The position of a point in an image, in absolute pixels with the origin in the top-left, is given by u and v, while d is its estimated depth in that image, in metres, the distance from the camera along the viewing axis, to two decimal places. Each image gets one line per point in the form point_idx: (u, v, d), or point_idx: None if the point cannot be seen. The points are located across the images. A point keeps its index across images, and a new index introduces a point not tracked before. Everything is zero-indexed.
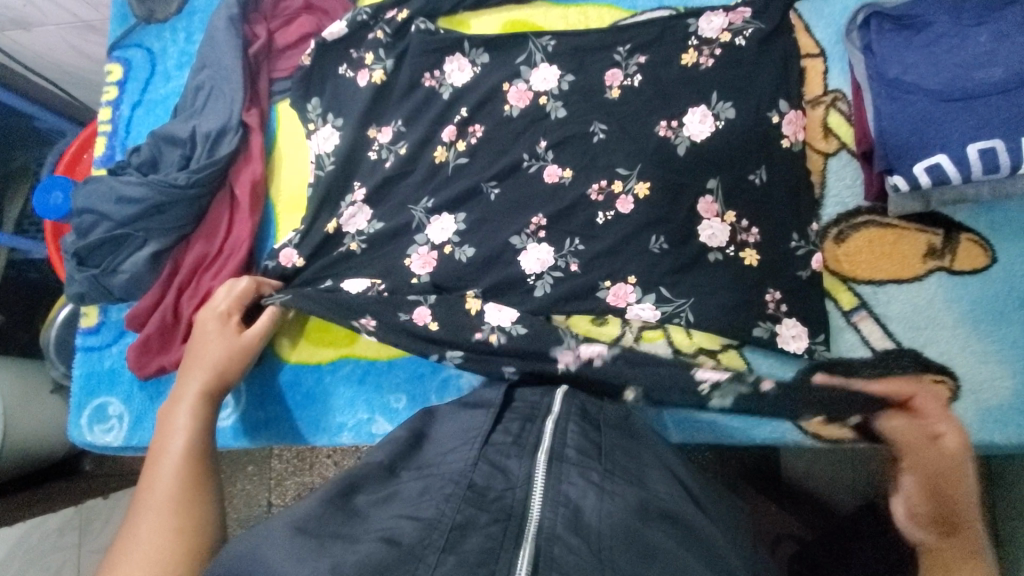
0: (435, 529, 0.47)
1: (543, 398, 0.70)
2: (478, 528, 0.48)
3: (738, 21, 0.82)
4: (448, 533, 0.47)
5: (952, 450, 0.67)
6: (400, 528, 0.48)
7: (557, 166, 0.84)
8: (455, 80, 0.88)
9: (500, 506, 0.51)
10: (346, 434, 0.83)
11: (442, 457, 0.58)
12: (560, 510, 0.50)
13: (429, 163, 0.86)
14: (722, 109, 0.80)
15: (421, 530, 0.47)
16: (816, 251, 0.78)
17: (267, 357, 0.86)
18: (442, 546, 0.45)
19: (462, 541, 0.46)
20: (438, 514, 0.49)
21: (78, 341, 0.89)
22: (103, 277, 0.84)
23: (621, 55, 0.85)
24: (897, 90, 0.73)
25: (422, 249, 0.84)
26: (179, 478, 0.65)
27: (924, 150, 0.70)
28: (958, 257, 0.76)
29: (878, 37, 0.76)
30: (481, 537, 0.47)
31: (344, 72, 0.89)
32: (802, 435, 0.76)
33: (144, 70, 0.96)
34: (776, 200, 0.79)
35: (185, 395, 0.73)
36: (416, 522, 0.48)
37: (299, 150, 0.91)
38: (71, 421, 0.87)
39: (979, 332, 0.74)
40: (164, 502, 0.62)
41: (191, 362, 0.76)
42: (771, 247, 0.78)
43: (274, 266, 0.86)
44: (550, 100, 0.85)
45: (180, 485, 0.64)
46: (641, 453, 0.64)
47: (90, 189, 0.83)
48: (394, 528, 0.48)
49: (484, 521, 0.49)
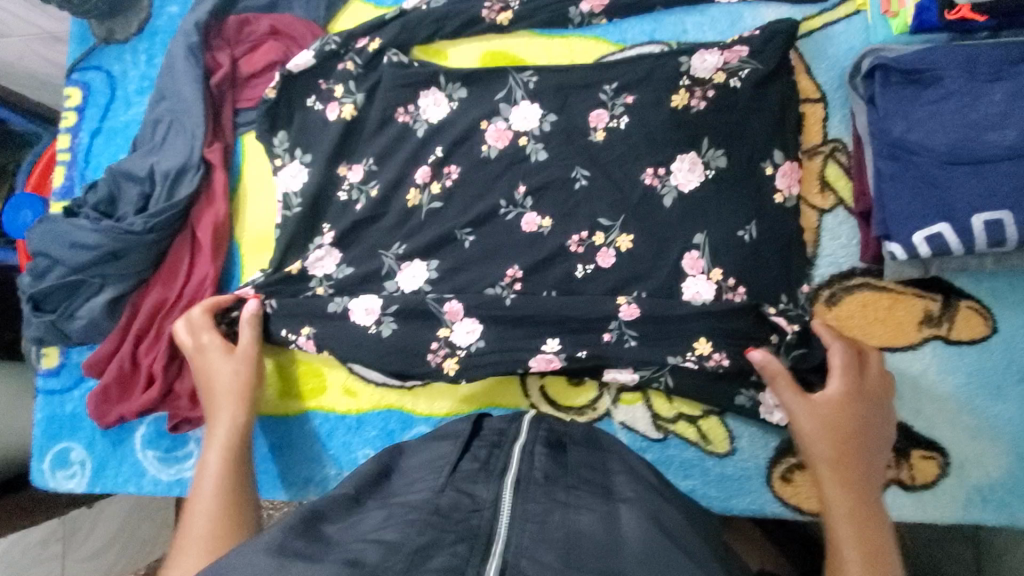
0: (398, 551, 0.39)
1: (511, 424, 0.60)
2: (443, 547, 0.40)
3: (734, 60, 0.75)
4: (412, 555, 0.39)
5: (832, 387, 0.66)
6: (366, 551, 0.40)
7: (535, 214, 0.78)
8: (430, 116, 0.82)
9: (466, 527, 0.42)
10: (313, 488, 0.81)
11: (407, 486, 0.50)
12: (527, 526, 0.43)
13: (401, 208, 0.80)
14: (713, 156, 0.74)
15: (385, 551, 0.40)
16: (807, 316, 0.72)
17: None
18: (405, 569, 0.38)
19: (427, 561, 0.38)
20: (402, 536, 0.41)
21: (38, 383, 0.86)
22: (60, 323, 0.81)
23: (608, 94, 0.78)
24: (899, 150, 0.67)
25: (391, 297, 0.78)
26: (218, 521, 0.60)
27: (926, 218, 0.65)
28: (956, 325, 0.72)
29: (882, 90, 0.70)
30: (447, 556, 0.39)
31: (312, 104, 0.84)
32: (781, 507, 0.73)
33: (103, 95, 0.91)
34: (771, 260, 0.73)
35: (217, 440, 0.69)
36: (381, 544, 0.40)
37: (265, 187, 0.87)
38: (33, 465, 0.85)
39: (975, 407, 0.71)
40: (204, 544, 0.57)
41: (219, 398, 0.73)
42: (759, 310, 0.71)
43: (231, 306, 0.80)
44: (530, 141, 0.79)
45: (218, 527, 0.59)
46: (606, 463, 0.57)
47: (44, 230, 0.79)
48: (360, 550, 0.40)
49: (449, 540, 0.41)
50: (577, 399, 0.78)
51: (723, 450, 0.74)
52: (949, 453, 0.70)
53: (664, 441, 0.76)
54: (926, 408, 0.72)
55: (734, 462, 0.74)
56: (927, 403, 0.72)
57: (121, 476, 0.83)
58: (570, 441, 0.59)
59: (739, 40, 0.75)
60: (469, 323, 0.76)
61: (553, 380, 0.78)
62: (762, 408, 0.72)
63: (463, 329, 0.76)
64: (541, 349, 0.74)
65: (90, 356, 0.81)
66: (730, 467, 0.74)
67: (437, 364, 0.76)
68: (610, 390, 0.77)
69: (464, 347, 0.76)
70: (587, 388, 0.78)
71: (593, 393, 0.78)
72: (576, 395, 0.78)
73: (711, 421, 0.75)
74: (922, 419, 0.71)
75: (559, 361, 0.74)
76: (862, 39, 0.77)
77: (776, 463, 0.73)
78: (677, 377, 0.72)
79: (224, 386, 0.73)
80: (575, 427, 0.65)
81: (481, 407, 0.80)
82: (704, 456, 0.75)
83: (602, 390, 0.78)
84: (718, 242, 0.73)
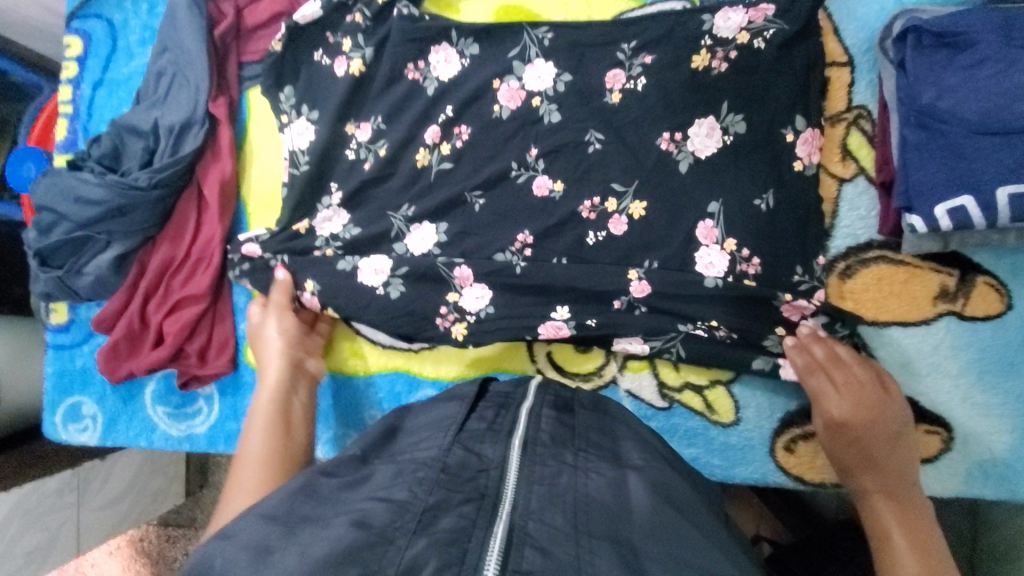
0: (407, 511, 0.40)
1: (517, 389, 0.59)
2: (451, 508, 0.40)
3: (759, 20, 0.71)
4: (420, 515, 0.39)
5: (844, 366, 0.68)
6: (372, 510, 0.40)
7: (547, 177, 0.76)
8: (441, 73, 0.79)
9: (474, 486, 0.43)
10: (320, 446, 0.83)
11: (414, 444, 0.48)
12: (536, 487, 0.43)
13: (410, 168, 0.79)
14: (732, 122, 0.72)
15: (392, 511, 0.40)
16: (821, 288, 0.71)
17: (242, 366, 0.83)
18: (413, 529, 0.38)
19: (434, 522, 0.39)
20: (410, 495, 0.41)
21: (47, 339, 0.87)
22: (67, 279, 0.80)
23: (626, 52, 0.74)
24: (928, 119, 0.65)
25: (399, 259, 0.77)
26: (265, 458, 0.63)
27: (949, 190, 0.63)
28: (971, 301, 0.71)
29: (914, 54, 0.67)
30: (454, 517, 0.40)
31: (320, 59, 0.81)
32: (783, 477, 0.74)
33: (104, 45, 0.88)
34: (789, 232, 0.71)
35: (260, 403, 0.69)
36: (387, 503, 0.40)
37: (271, 144, 0.85)
38: (46, 418, 0.86)
39: (982, 384, 0.70)
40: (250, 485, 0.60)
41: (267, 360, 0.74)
42: (771, 278, 0.70)
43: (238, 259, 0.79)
44: (544, 102, 0.76)
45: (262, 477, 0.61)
46: (614, 428, 0.56)
47: (49, 183, 0.79)
48: (367, 509, 0.40)
49: (456, 501, 0.41)
50: (584, 366, 0.78)
51: (728, 420, 0.75)
52: (955, 429, 0.71)
53: (669, 410, 0.76)
54: (933, 383, 0.71)
55: (738, 432, 0.75)
56: (938, 379, 0.71)
57: (133, 431, 0.85)
58: (578, 404, 0.59)
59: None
60: (479, 289, 0.75)
61: (560, 349, 0.78)
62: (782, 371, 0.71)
63: (474, 295, 0.75)
64: (551, 316, 0.74)
65: (98, 312, 0.82)
66: (735, 437, 0.75)
67: (446, 329, 0.76)
68: (617, 358, 0.77)
69: (474, 313, 0.75)
70: (593, 357, 0.78)
71: (599, 360, 0.78)
72: (582, 363, 0.78)
73: (718, 391, 0.75)
74: (929, 395, 0.71)
75: (567, 328, 0.73)
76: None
77: (781, 434, 0.74)
78: (689, 346, 0.72)
79: (273, 348, 0.74)
80: (583, 391, 0.65)
81: (488, 371, 0.80)
82: (709, 426, 0.75)
83: (609, 358, 0.77)
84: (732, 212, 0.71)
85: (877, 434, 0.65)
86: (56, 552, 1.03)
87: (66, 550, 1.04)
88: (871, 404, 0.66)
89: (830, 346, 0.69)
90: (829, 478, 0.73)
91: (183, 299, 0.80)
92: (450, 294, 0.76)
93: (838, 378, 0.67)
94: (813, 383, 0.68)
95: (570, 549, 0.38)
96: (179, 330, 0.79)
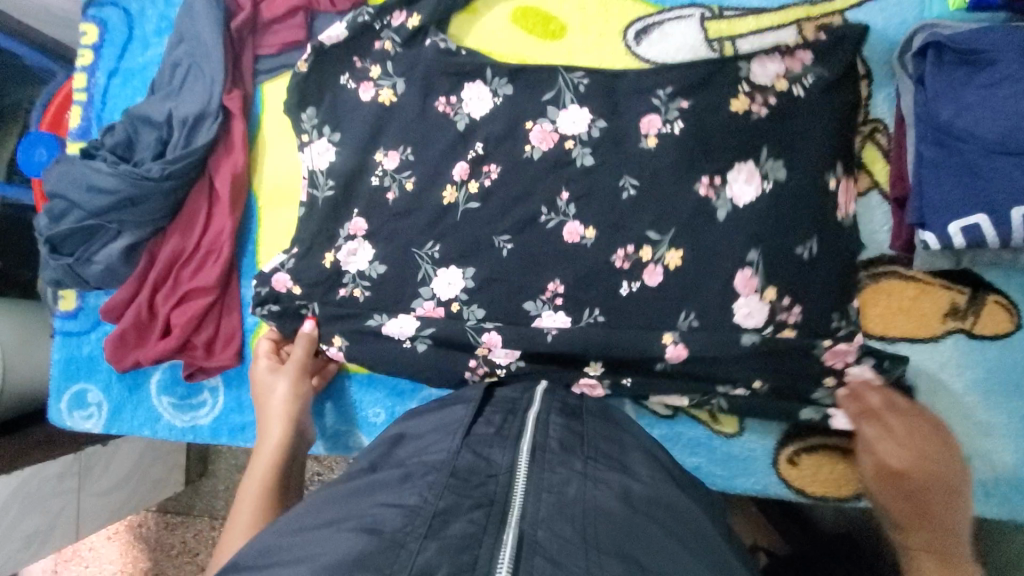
0: (418, 515, 0.40)
1: (523, 394, 0.60)
2: (460, 514, 0.40)
3: (796, 67, 0.71)
4: (431, 519, 0.39)
5: (899, 416, 0.66)
6: (383, 516, 0.40)
7: (579, 223, 0.73)
8: (472, 109, 0.78)
9: (483, 492, 0.43)
10: (323, 442, 0.83)
11: (422, 449, 0.49)
12: (545, 495, 0.43)
13: (436, 206, 0.77)
14: (770, 168, 0.70)
15: (404, 515, 0.40)
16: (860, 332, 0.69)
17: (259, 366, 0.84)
18: (424, 534, 0.38)
19: (445, 528, 0.39)
20: (421, 500, 0.41)
21: (55, 325, 0.88)
22: (77, 266, 0.81)
23: (661, 98, 0.73)
24: (945, 136, 0.65)
25: (427, 304, 0.75)
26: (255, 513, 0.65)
27: (962, 208, 0.63)
28: (981, 320, 0.70)
29: (933, 70, 0.67)
30: (463, 523, 0.39)
31: (345, 83, 0.81)
32: (786, 489, 0.74)
33: (120, 33, 0.88)
34: (824, 272, 0.68)
35: (261, 456, 0.70)
36: (399, 508, 0.41)
37: (284, 138, 0.85)
38: (52, 404, 0.87)
39: (989, 403, 0.70)
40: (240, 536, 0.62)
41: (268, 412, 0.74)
42: (814, 326, 0.68)
43: (266, 295, 0.78)
44: (577, 145, 0.75)
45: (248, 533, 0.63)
46: (622, 438, 0.57)
47: (62, 170, 0.79)
48: (376, 515, 0.40)
49: (466, 507, 0.41)
50: None
51: (732, 430, 0.75)
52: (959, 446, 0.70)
53: (672, 418, 0.76)
54: (937, 399, 0.71)
55: (741, 443, 0.75)
56: (944, 397, 0.71)
57: (137, 420, 0.85)
58: (586, 411, 0.59)
59: (802, 45, 0.71)
60: (508, 350, 0.72)
61: None
62: (832, 419, 0.69)
63: (504, 351, 0.72)
64: (584, 373, 0.71)
65: (107, 301, 0.82)
66: (737, 447, 0.74)
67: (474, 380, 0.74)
68: None
69: (503, 367, 0.72)
70: None
71: None
72: None
73: None
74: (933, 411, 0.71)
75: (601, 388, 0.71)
76: (916, 13, 0.74)
77: (784, 446, 0.74)
78: (732, 403, 0.71)
79: (274, 407, 0.74)
80: (589, 399, 0.65)
81: None
82: (712, 436, 0.75)
83: None
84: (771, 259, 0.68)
85: (936, 487, 0.63)
86: (56, 537, 1.03)
87: (66, 534, 1.04)
88: (924, 454, 0.64)
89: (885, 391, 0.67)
90: (830, 492, 0.73)
91: (192, 292, 0.80)
92: (479, 348, 0.73)
93: (893, 426, 0.66)
94: (863, 428, 0.67)
95: (580, 561, 0.37)
96: (186, 323, 0.79)
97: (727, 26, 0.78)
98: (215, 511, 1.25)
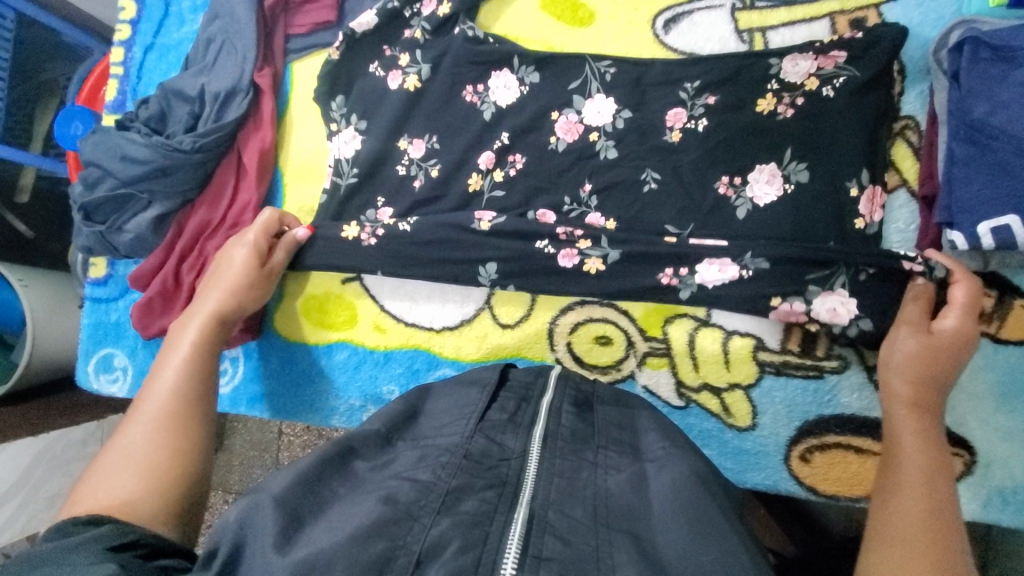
0: (431, 491, 0.41)
1: (539, 378, 0.59)
2: (473, 492, 0.41)
3: (829, 67, 0.69)
4: (444, 496, 0.40)
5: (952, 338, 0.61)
6: (398, 489, 0.41)
7: (599, 215, 0.74)
8: (499, 98, 0.78)
9: (495, 474, 0.43)
10: (339, 417, 0.84)
11: (437, 428, 0.49)
12: (556, 480, 0.43)
13: (462, 192, 0.78)
14: (794, 170, 0.69)
15: (418, 490, 0.41)
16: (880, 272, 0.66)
17: (279, 345, 0.86)
18: (437, 509, 0.39)
19: (458, 504, 0.40)
20: (434, 477, 0.42)
21: (86, 291, 0.91)
22: (109, 235, 0.84)
23: (688, 92, 0.73)
24: (978, 134, 0.64)
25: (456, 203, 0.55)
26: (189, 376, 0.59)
27: (993, 208, 0.62)
28: (1008, 325, 0.68)
29: (969, 67, 0.66)
30: (476, 501, 0.40)
31: (374, 70, 0.82)
32: (797, 486, 0.73)
33: (157, 10, 0.91)
34: (857, 283, 0.66)
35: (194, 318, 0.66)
36: (413, 483, 0.41)
37: (310, 116, 0.86)
38: (79, 367, 0.90)
39: (1011, 412, 0.69)
40: (172, 406, 0.56)
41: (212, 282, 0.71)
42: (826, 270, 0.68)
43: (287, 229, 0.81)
44: (601, 137, 0.75)
45: (178, 405, 0.56)
46: (635, 421, 0.56)
47: (97, 141, 0.81)
48: (394, 487, 0.41)
49: (478, 486, 0.42)
50: (603, 358, 0.77)
51: (745, 424, 0.74)
52: (979, 453, 0.69)
53: (684, 409, 0.76)
54: (954, 399, 0.70)
55: (754, 438, 0.74)
56: (961, 400, 0.70)
57: None
58: (598, 399, 0.58)
59: (837, 44, 0.69)
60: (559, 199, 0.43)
61: (579, 339, 0.78)
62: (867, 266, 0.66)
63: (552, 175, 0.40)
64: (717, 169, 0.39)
65: (136, 268, 0.84)
66: (749, 442, 0.74)
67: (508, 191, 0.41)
68: (637, 352, 0.76)
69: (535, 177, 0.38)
70: (612, 349, 0.77)
71: (619, 354, 0.77)
72: (600, 355, 0.77)
73: (737, 394, 0.74)
74: (950, 412, 0.70)
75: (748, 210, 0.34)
76: (954, 8, 0.72)
77: (797, 443, 0.73)
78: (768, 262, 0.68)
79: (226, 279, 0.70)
80: (602, 385, 0.65)
81: (507, 358, 0.80)
82: (724, 429, 0.75)
83: (628, 351, 0.76)
84: (788, 263, 0.67)
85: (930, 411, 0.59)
86: None
87: None
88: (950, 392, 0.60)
89: (973, 284, 0.62)
90: (843, 492, 0.72)
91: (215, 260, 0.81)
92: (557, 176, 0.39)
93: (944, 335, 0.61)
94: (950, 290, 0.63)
95: (590, 541, 0.38)
96: None
97: (758, 17, 0.77)
98: (229, 484, 1.25)
